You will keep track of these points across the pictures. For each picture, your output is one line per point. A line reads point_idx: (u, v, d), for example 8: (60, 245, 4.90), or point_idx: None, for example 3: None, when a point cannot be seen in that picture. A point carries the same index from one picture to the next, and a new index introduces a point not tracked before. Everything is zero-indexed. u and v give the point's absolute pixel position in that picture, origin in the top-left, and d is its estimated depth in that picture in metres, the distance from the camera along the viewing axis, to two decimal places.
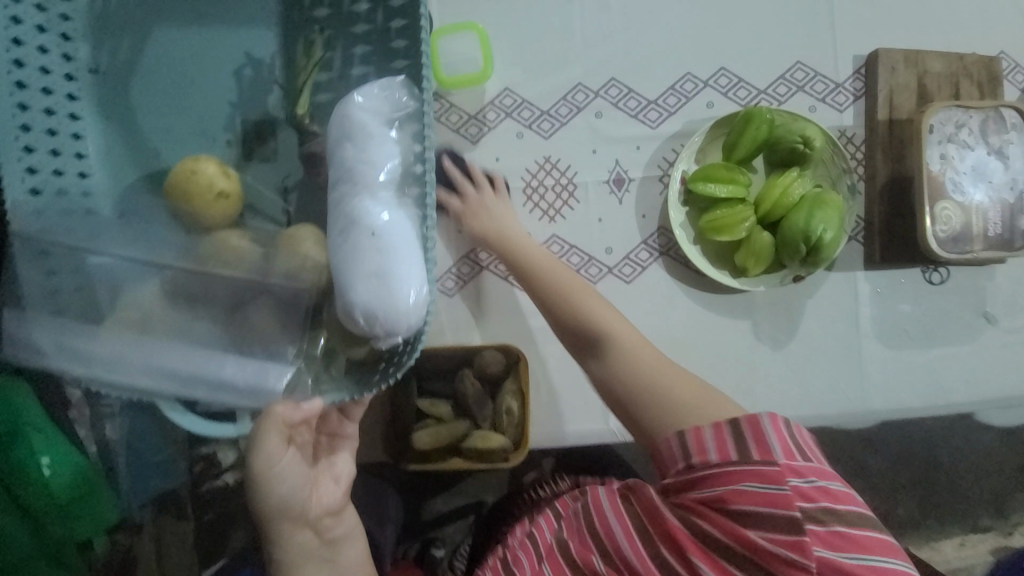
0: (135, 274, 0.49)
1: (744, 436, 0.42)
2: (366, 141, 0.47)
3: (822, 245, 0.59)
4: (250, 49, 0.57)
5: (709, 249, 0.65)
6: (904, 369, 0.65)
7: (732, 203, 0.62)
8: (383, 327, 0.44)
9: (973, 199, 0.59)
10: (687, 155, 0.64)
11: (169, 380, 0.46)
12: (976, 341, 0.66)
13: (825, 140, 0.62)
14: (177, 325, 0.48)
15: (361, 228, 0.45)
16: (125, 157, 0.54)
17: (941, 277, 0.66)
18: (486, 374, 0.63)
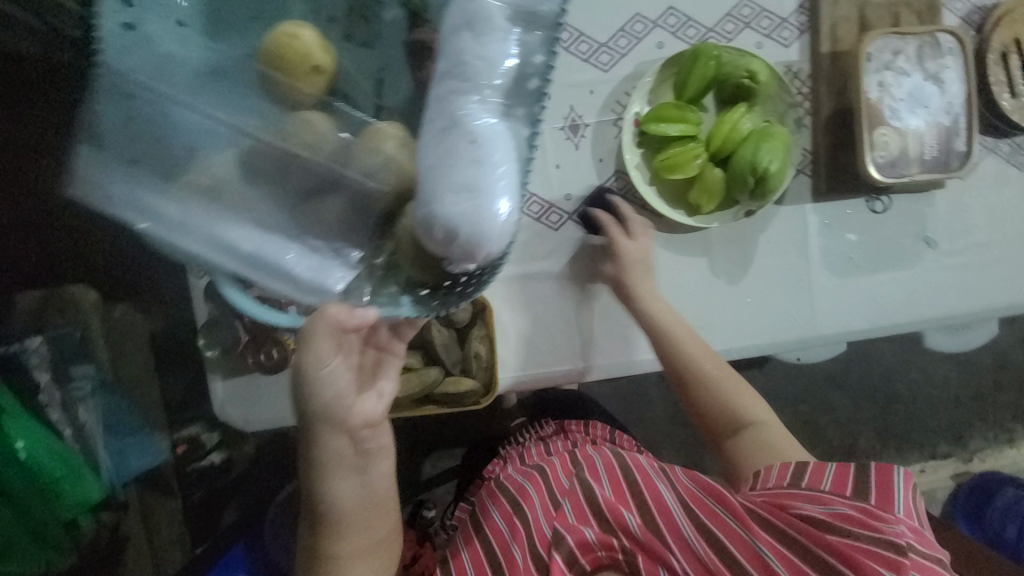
0: (213, 138, 0.50)
1: (871, 480, 0.57)
2: (486, 36, 0.44)
3: (769, 176, 0.60)
4: None
5: (665, 190, 0.66)
6: (851, 295, 0.69)
7: (684, 142, 0.64)
8: (464, 244, 0.44)
9: (909, 125, 0.61)
10: (638, 98, 0.65)
11: (238, 252, 0.48)
12: (918, 265, 0.70)
13: (771, 75, 0.63)
14: (247, 198, 0.49)
15: (461, 133, 0.44)
16: (240, 27, 0.54)
17: (884, 205, 0.69)
18: (454, 323, 0.64)
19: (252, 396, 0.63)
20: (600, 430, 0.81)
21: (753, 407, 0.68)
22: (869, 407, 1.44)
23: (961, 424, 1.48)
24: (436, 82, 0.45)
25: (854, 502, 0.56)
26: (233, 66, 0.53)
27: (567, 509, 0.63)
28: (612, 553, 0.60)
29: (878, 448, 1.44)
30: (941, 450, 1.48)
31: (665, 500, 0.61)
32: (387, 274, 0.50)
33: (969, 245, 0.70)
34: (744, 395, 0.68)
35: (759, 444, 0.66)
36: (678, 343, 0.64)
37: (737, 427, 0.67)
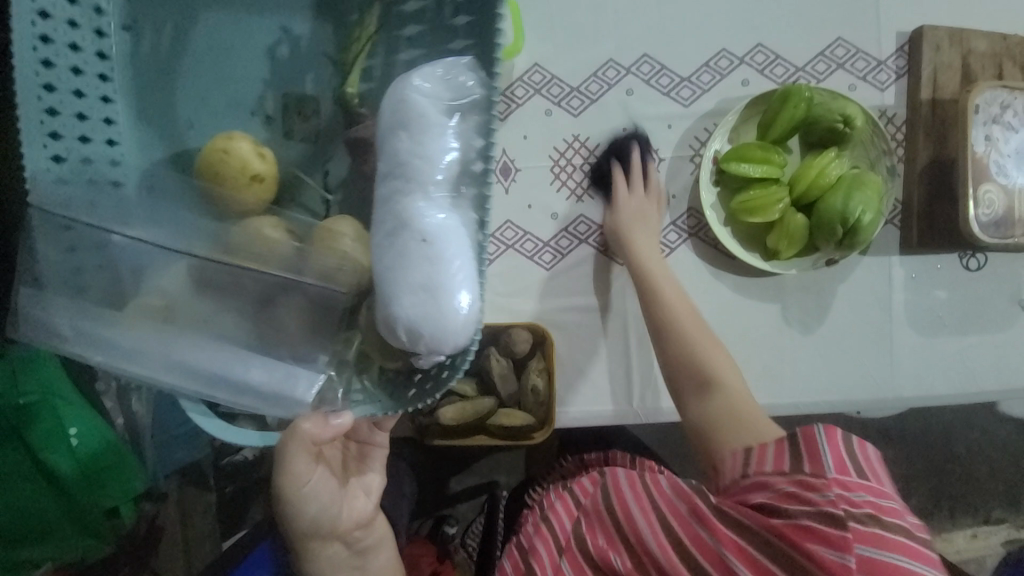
0: (157, 259, 0.46)
1: (800, 449, 0.46)
2: (423, 130, 0.42)
3: (859, 228, 0.57)
4: (285, 24, 0.56)
5: (739, 232, 0.64)
6: (936, 356, 0.64)
7: (766, 184, 0.61)
8: (427, 346, 0.41)
9: (1016, 183, 0.57)
10: (720, 134, 0.63)
11: (195, 378, 0.45)
12: (1010, 330, 0.65)
13: (866, 120, 0.60)
14: (202, 316, 0.46)
15: (411, 233, 0.41)
16: (154, 133, 0.54)
17: (978, 263, 0.64)
18: (512, 353, 0.62)
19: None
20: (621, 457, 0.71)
21: (708, 345, 0.60)
22: (921, 464, 1.35)
23: (1019, 489, 1.39)
24: (380, 187, 0.44)
25: (788, 475, 0.45)
26: (168, 177, 0.51)
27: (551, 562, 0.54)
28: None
29: (927, 508, 1.36)
30: (995, 515, 1.39)
31: (646, 538, 0.49)
32: (360, 369, 0.48)
33: None
34: (700, 330, 0.60)
35: (700, 368, 0.58)
36: (680, 320, 0.60)
37: (692, 363, 0.59)
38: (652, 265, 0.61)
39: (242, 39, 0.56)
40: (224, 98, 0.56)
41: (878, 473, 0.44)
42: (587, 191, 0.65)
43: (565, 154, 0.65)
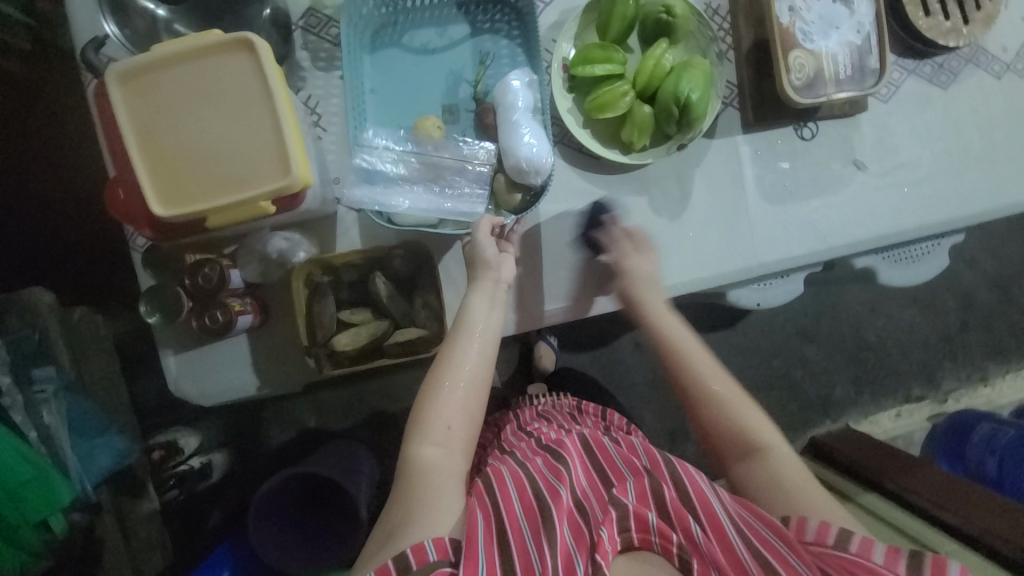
0: (401, 163, 0.63)
1: (925, 566, 0.49)
2: (506, 89, 0.62)
3: (690, 106, 0.63)
4: (456, 67, 0.67)
5: (598, 133, 0.68)
6: (786, 221, 0.71)
7: (612, 83, 0.65)
8: (537, 171, 0.61)
9: (823, 48, 0.62)
10: (563, 42, 0.67)
11: (429, 209, 0.62)
12: (849, 188, 0.72)
13: (689, 10, 0.65)
14: (426, 196, 0.62)
15: (513, 130, 0.61)
16: (388, 108, 0.66)
17: (811, 132, 0.71)
18: (396, 272, 0.64)
19: (217, 362, 0.65)
20: (616, 418, 0.78)
21: (801, 484, 0.59)
22: (839, 356, 1.52)
23: (931, 365, 1.54)
24: (502, 112, 0.61)
25: None
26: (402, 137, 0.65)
27: (632, 484, 0.55)
28: (668, 544, 0.51)
29: (850, 393, 1.52)
30: (914, 391, 1.54)
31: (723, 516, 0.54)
32: (499, 203, 0.65)
33: (897, 165, 0.73)
34: (802, 482, 0.59)
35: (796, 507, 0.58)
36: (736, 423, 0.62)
37: (780, 504, 0.58)
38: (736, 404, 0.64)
39: (421, 63, 0.66)
40: (420, 73, 0.66)
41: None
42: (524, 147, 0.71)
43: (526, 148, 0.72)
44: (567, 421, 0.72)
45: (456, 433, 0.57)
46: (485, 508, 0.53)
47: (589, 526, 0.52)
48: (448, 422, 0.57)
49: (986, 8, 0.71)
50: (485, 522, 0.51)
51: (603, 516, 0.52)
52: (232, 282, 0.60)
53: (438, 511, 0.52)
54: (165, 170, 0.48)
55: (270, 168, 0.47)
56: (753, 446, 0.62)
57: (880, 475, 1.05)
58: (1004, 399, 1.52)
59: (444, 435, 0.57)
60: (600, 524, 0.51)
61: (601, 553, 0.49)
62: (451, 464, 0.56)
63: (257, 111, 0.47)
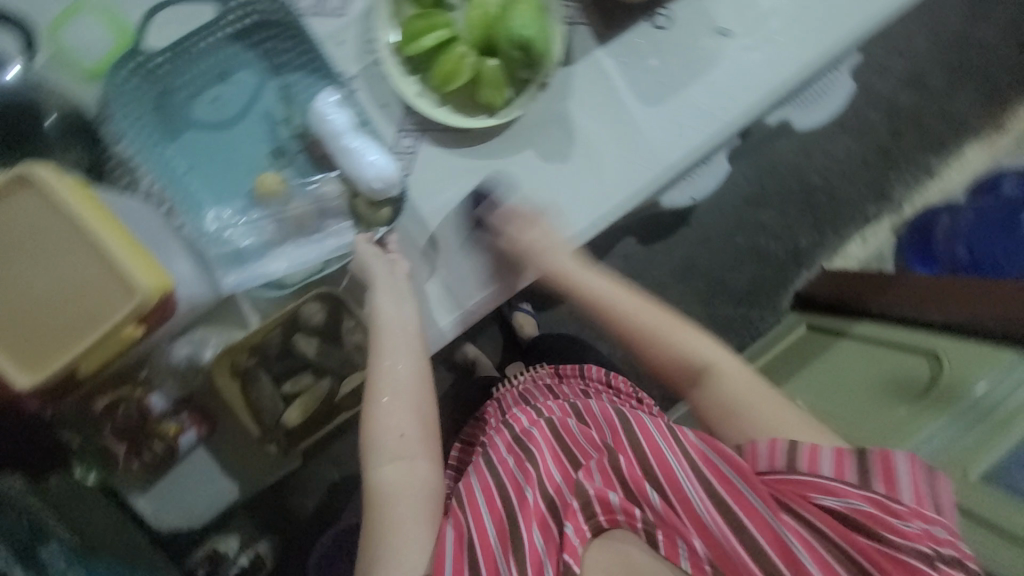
0: (257, 231, 0.60)
1: (876, 469, 0.56)
2: (318, 118, 0.59)
3: (531, 43, 0.58)
4: (268, 109, 0.62)
5: (458, 106, 0.64)
6: (672, 117, 0.69)
7: (446, 49, 0.60)
8: (382, 183, 0.59)
9: None
10: (383, 26, 0.61)
11: (305, 261, 0.60)
12: (723, 60, 0.69)
13: None
14: (298, 249, 0.60)
15: (342, 156, 0.59)
16: (217, 180, 0.61)
17: (666, 19, 0.68)
18: (315, 329, 0.60)
19: (185, 485, 0.62)
20: (621, 382, 0.81)
21: (754, 399, 0.64)
22: (792, 209, 1.53)
23: (880, 182, 1.55)
24: (326, 144, 0.59)
25: (863, 491, 0.55)
26: (243, 201, 0.61)
27: (595, 463, 0.56)
28: (633, 518, 0.52)
29: (815, 239, 1.54)
30: (872, 213, 1.56)
31: (673, 469, 0.56)
32: (371, 221, 0.62)
33: (761, 18, 0.70)
34: (756, 400, 0.64)
35: (755, 426, 0.62)
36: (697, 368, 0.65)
37: (733, 424, 0.64)
38: (680, 340, 0.66)
39: (227, 122, 0.62)
40: (232, 132, 0.62)
41: (921, 496, 0.55)
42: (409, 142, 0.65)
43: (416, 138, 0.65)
44: (544, 397, 0.74)
45: (412, 439, 0.58)
46: (460, 525, 0.54)
47: (558, 526, 0.52)
48: (400, 431, 0.58)
49: None
50: (458, 540, 0.53)
51: (568, 509, 0.53)
52: (156, 407, 0.58)
53: (411, 537, 0.54)
54: (13, 343, 0.43)
55: (114, 292, 0.43)
56: (711, 377, 0.65)
57: (865, 303, 1.08)
58: (954, 186, 1.56)
59: (399, 450, 0.57)
60: (564, 518, 0.52)
61: (570, 552, 0.49)
62: (416, 483, 0.57)
63: (77, 241, 0.43)
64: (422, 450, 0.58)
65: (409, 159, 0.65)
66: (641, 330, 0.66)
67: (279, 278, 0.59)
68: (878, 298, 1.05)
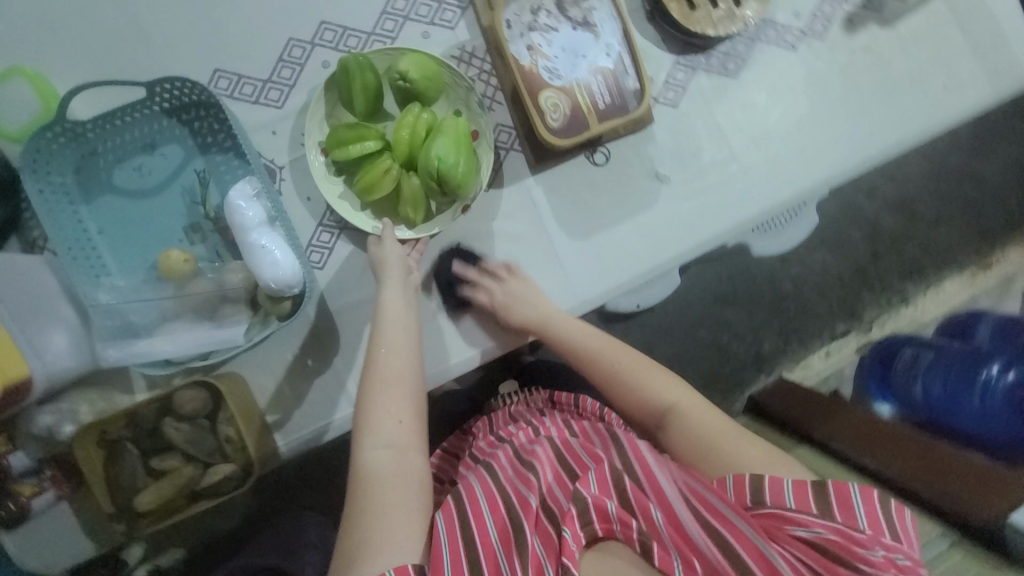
0: (151, 307, 0.60)
1: (830, 496, 0.50)
2: (233, 211, 0.59)
3: (450, 172, 0.58)
4: (189, 185, 0.63)
5: (380, 210, 0.64)
6: (598, 251, 0.68)
7: (371, 158, 0.61)
8: (281, 283, 0.58)
9: (572, 79, 0.58)
10: (315, 126, 0.62)
11: (190, 346, 0.59)
12: (655, 204, 0.69)
13: (427, 64, 0.60)
14: (189, 331, 0.60)
15: (250, 250, 0.59)
16: (128, 247, 0.62)
17: (604, 156, 0.68)
18: (189, 416, 0.60)
19: (35, 542, 0.60)
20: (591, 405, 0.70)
21: (718, 435, 0.58)
22: (760, 312, 1.51)
23: (852, 300, 1.54)
24: (234, 237, 0.58)
25: (867, 537, 0.48)
26: (149, 272, 0.62)
27: (594, 473, 0.50)
28: (630, 531, 0.47)
29: (778, 346, 1.52)
30: (840, 328, 1.54)
31: (670, 492, 0.48)
32: (265, 315, 0.60)
33: (702, 169, 0.70)
34: (738, 444, 0.56)
35: (728, 466, 0.55)
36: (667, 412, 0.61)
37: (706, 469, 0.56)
38: (660, 388, 0.62)
39: (147, 192, 0.62)
40: (151, 202, 0.62)
41: (908, 537, 0.49)
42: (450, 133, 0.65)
43: None
44: (526, 410, 0.72)
45: (400, 441, 0.53)
46: (450, 514, 0.50)
47: (557, 526, 0.47)
48: (398, 417, 0.55)
49: None
50: (450, 533, 0.48)
51: (566, 511, 0.48)
52: (15, 466, 0.58)
53: (389, 521, 0.48)
54: None
55: None
56: (696, 430, 0.59)
57: (808, 426, 0.96)
58: (926, 316, 1.54)
59: (393, 433, 0.54)
60: (562, 523, 0.47)
61: (569, 556, 0.45)
62: (406, 471, 0.52)
63: None
64: (418, 437, 0.55)
65: (326, 254, 0.65)
66: (607, 371, 0.65)
67: (163, 359, 0.59)
68: (819, 423, 0.95)
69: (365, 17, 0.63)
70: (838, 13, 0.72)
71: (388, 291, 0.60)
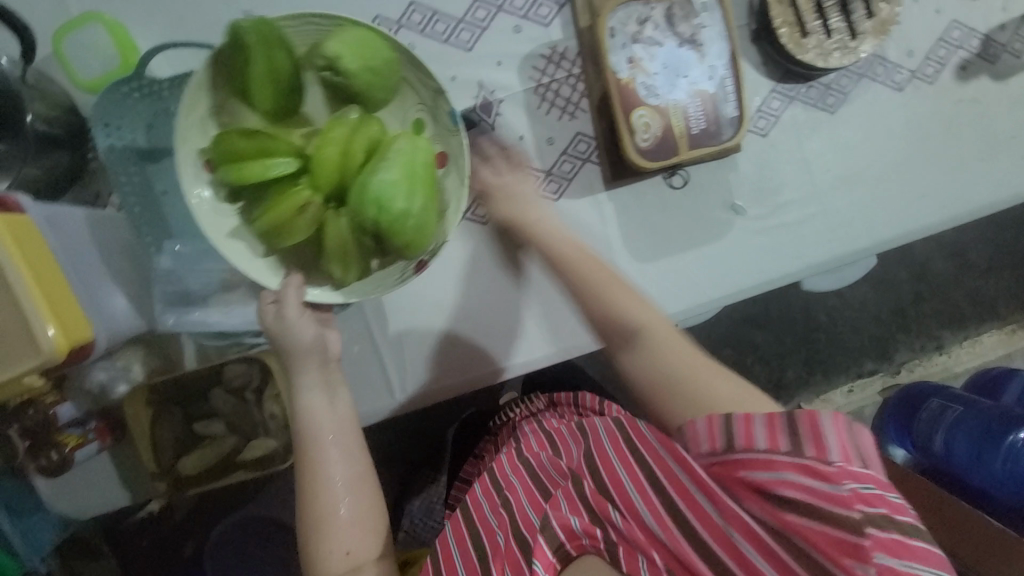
0: (208, 277, 0.59)
1: (800, 432, 0.42)
2: None
3: (390, 215, 0.47)
4: None
5: (294, 257, 0.53)
6: (660, 276, 0.66)
7: (283, 186, 0.49)
8: None
9: (669, 100, 0.55)
10: (189, 131, 0.49)
11: (243, 317, 0.59)
12: (726, 236, 0.66)
13: (355, 49, 0.47)
14: (243, 304, 0.60)
15: None
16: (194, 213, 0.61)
17: (682, 179, 0.65)
18: (234, 389, 0.62)
19: (83, 483, 0.63)
20: (591, 400, 0.70)
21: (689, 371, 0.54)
22: (789, 339, 1.47)
23: (884, 340, 1.50)
24: None
25: (794, 459, 0.42)
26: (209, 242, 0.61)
27: (563, 491, 0.50)
28: (598, 542, 0.47)
29: (802, 376, 1.48)
30: (868, 367, 1.50)
31: (629, 492, 0.46)
32: None
33: (780, 205, 0.67)
34: (701, 374, 0.53)
35: (696, 404, 0.52)
36: (642, 338, 0.56)
37: (677, 407, 0.53)
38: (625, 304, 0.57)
39: None
40: None
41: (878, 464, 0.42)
42: (572, 111, 0.62)
43: (518, 170, 0.63)
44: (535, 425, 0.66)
45: (329, 428, 0.54)
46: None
47: (525, 561, 0.47)
48: (349, 523, 0.53)
49: (879, 14, 0.60)
50: None
51: (535, 544, 0.47)
52: (63, 417, 0.58)
53: None
54: None
55: (19, 349, 0.43)
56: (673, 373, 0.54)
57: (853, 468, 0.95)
58: (958, 367, 1.50)
59: (345, 534, 0.53)
60: (532, 555, 0.46)
61: None
62: (362, 558, 0.53)
63: None
64: (375, 501, 0.55)
65: None
66: (579, 281, 0.58)
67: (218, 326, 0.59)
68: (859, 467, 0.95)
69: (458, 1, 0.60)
70: (952, 58, 0.67)
71: (303, 376, 0.54)
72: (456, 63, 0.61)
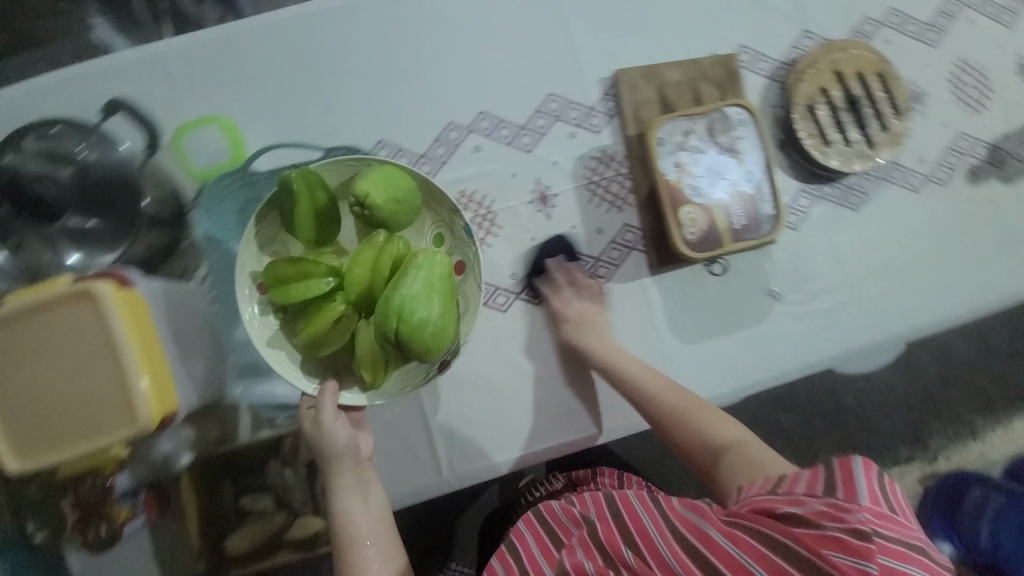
0: None
1: (834, 477, 0.45)
2: None
3: (413, 329, 0.50)
4: None
5: (330, 364, 0.58)
6: (705, 358, 0.68)
7: (322, 301, 0.54)
8: None
9: (713, 199, 0.62)
10: (248, 257, 0.56)
11: None
12: (766, 321, 0.70)
13: (383, 187, 0.53)
14: None
15: None
16: None
17: (722, 267, 0.70)
18: (290, 462, 0.63)
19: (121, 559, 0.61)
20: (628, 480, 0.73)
21: (744, 442, 0.59)
22: (819, 421, 1.44)
23: (916, 425, 1.47)
24: None
25: (824, 499, 0.44)
26: None
27: (578, 538, 0.52)
28: None
29: None
30: (903, 453, 1.46)
31: (647, 530, 0.49)
32: None
33: (815, 291, 0.71)
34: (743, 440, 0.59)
35: (752, 470, 0.56)
36: (680, 414, 0.61)
37: (740, 470, 0.57)
38: (651, 382, 0.63)
39: None
40: None
41: (903, 502, 0.44)
42: (621, 204, 0.69)
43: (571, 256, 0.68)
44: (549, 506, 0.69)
45: (366, 529, 0.55)
46: None
47: None
48: None
49: (892, 128, 0.68)
50: None
51: None
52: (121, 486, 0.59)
53: None
54: (16, 427, 0.46)
55: (119, 418, 0.46)
56: (720, 448, 0.60)
57: None
58: (995, 455, 1.45)
59: None
60: None
61: None
62: None
63: (105, 357, 0.46)
64: None
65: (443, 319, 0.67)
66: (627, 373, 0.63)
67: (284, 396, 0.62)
68: None
69: (520, 112, 0.69)
70: (961, 164, 0.74)
71: (341, 474, 0.56)
72: (517, 162, 0.69)
